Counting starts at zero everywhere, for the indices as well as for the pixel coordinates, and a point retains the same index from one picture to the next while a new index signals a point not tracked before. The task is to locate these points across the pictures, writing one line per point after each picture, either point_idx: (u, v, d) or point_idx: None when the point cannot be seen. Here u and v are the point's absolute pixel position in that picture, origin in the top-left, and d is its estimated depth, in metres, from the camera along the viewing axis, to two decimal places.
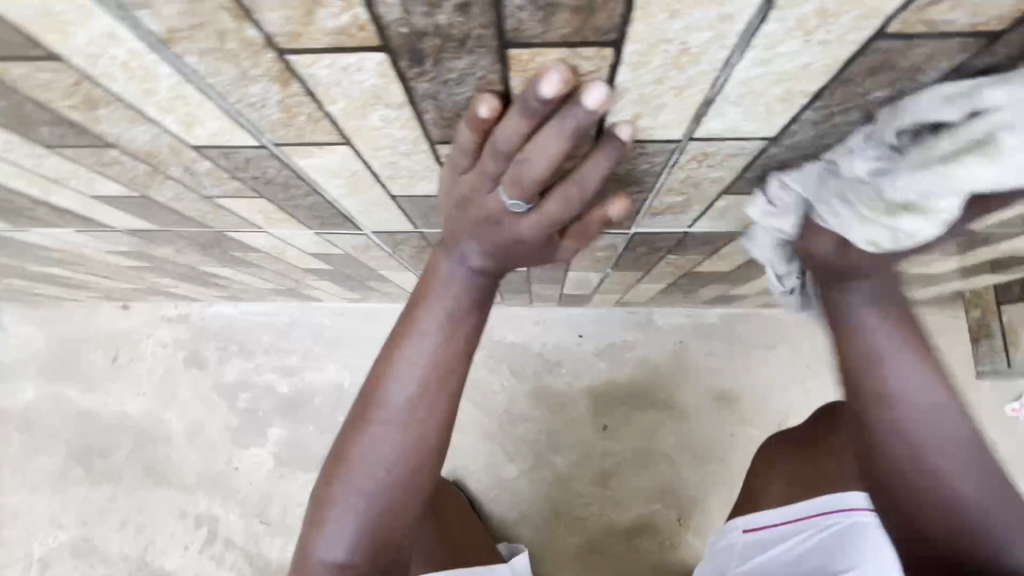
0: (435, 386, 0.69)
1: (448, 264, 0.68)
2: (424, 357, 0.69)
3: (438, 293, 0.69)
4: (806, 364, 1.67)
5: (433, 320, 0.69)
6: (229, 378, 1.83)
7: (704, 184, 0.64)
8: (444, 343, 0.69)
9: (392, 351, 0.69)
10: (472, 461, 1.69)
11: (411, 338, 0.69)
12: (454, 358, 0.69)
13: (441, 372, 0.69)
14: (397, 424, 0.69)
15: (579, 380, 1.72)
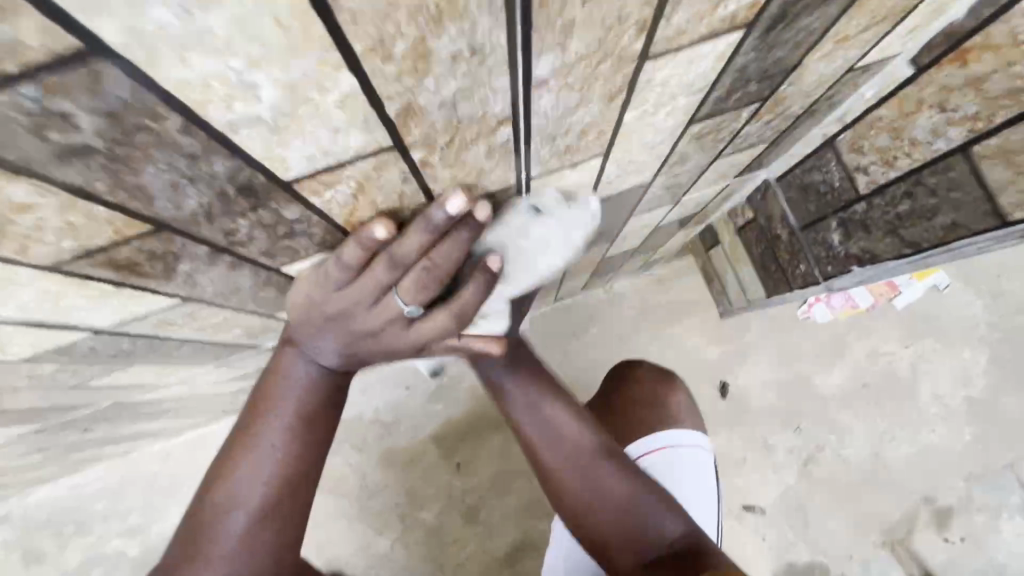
0: (283, 500, 0.64)
1: (302, 359, 0.63)
2: (259, 479, 0.63)
3: (307, 382, 0.64)
4: (618, 336, 1.71)
5: (266, 433, 0.63)
6: (74, 561, 1.71)
7: (226, 321, 0.63)
8: (280, 458, 0.64)
9: (223, 472, 0.63)
10: (343, 549, 1.65)
11: (248, 457, 0.63)
12: (300, 460, 0.65)
13: (286, 483, 0.64)
14: (236, 547, 0.62)
15: (421, 430, 1.70)
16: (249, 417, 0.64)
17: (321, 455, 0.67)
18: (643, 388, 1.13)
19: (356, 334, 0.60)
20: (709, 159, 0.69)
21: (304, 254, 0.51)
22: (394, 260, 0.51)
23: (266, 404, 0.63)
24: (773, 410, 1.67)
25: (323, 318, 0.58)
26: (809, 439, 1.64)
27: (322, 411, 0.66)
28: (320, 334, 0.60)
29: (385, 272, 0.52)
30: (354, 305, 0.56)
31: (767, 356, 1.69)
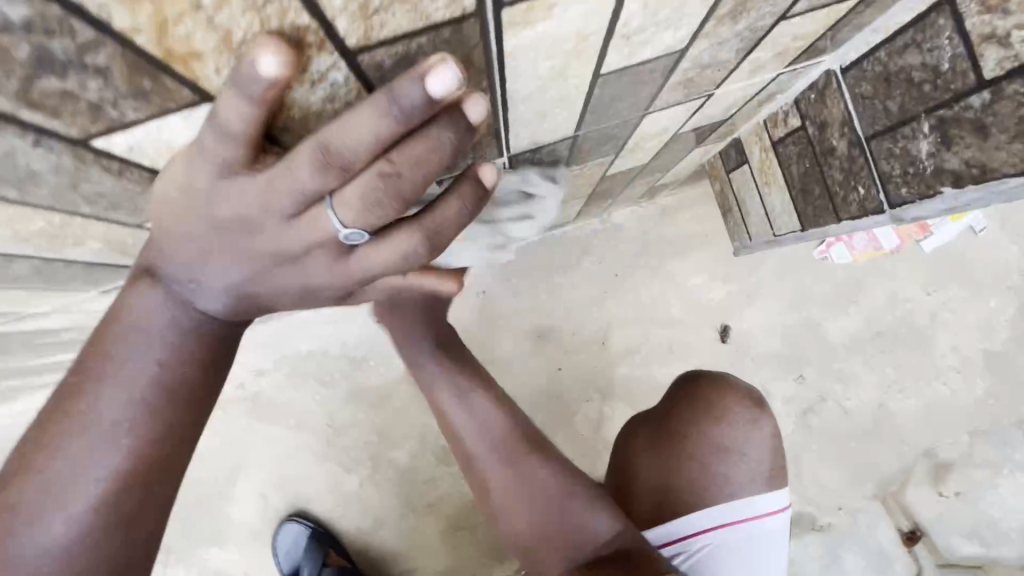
0: (121, 503, 0.47)
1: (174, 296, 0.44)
2: (84, 473, 0.44)
3: (177, 339, 0.46)
4: (613, 272, 1.54)
5: (93, 412, 0.44)
6: None
7: (65, 230, 0.44)
8: (113, 449, 0.45)
9: (35, 453, 0.45)
10: (309, 486, 1.56)
11: (67, 441, 0.44)
12: (156, 443, 0.47)
13: (125, 483, 0.46)
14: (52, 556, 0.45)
15: (392, 367, 1.55)
16: (80, 378, 0.44)
17: (191, 435, 0.50)
18: (731, 426, 0.89)
19: (287, 273, 0.43)
20: (773, 19, 0.47)
21: (119, 118, 0.31)
22: (334, 144, 0.32)
23: (108, 364, 0.44)
24: (776, 357, 1.53)
25: (220, 248, 0.39)
26: (811, 388, 1.53)
27: (191, 379, 0.47)
28: (211, 266, 0.41)
29: (316, 180, 0.34)
30: (271, 230, 0.38)
31: (775, 299, 1.53)
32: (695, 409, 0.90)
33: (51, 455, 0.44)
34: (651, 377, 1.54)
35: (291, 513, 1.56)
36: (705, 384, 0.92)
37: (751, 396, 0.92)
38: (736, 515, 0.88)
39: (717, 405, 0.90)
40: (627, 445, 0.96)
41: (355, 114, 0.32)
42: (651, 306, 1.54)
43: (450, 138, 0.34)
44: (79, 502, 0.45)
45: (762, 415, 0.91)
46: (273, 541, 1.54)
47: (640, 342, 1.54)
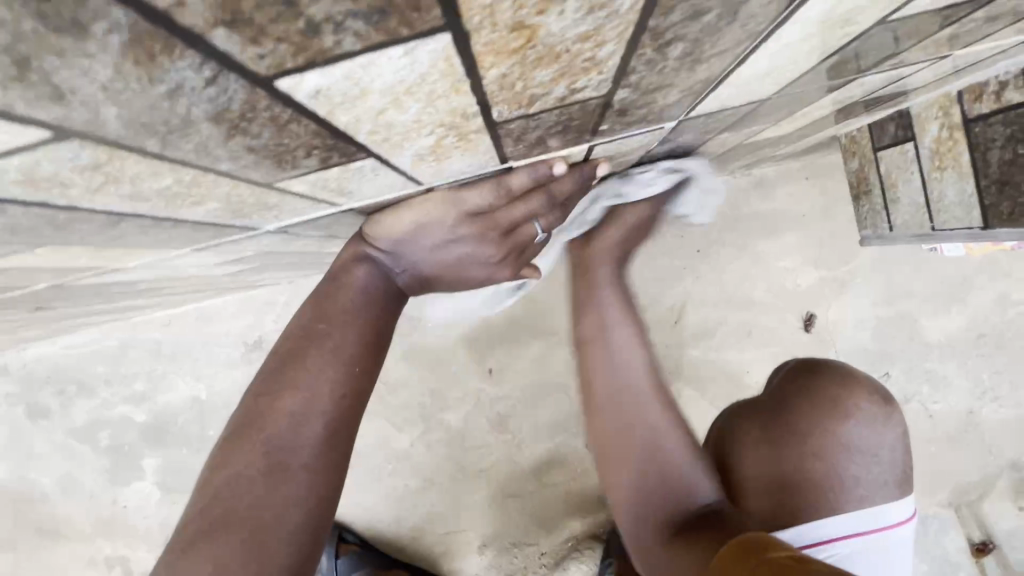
0: (348, 414, 0.58)
1: (371, 272, 0.60)
2: (326, 384, 0.57)
3: (354, 330, 0.60)
4: (695, 247, 1.42)
5: (340, 333, 0.59)
6: (80, 421, 1.61)
7: (193, 188, 0.35)
8: (346, 363, 0.58)
9: (288, 372, 0.56)
10: (360, 443, 1.53)
11: (317, 357, 0.57)
12: (329, 434, 0.56)
13: (352, 394, 0.58)
14: (294, 460, 0.53)
15: (451, 329, 1.48)
16: (280, 377, 0.56)
17: (350, 434, 0.58)
18: (869, 423, 0.82)
19: (451, 254, 0.60)
20: None
21: (332, 49, 0.21)
22: (554, 191, 0.58)
23: (305, 360, 0.57)
24: (862, 351, 1.42)
25: (410, 241, 0.59)
26: (898, 387, 1.42)
27: (360, 372, 0.59)
28: (404, 247, 0.59)
29: (490, 202, 0.55)
30: (452, 231, 0.57)
31: (871, 289, 1.40)
32: (819, 399, 0.84)
33: (250, 451, 0.52)
34: (724, 360, 1.45)
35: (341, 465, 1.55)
36: (835, 373, 0.87)
37: (879, 391, 0.86)
38: (864, 522, 0.81)
39: (842, 395, 0.84)
40: (743, 426, 0.92)
41: (566, 180, 0.58)
42: (733, 287, 1.42)
43: (586, 183, 0.62)
44: (265, 500, 0.50)
45: (893, 412, 0.84)
46: None
47: (716, 325, 1.44)
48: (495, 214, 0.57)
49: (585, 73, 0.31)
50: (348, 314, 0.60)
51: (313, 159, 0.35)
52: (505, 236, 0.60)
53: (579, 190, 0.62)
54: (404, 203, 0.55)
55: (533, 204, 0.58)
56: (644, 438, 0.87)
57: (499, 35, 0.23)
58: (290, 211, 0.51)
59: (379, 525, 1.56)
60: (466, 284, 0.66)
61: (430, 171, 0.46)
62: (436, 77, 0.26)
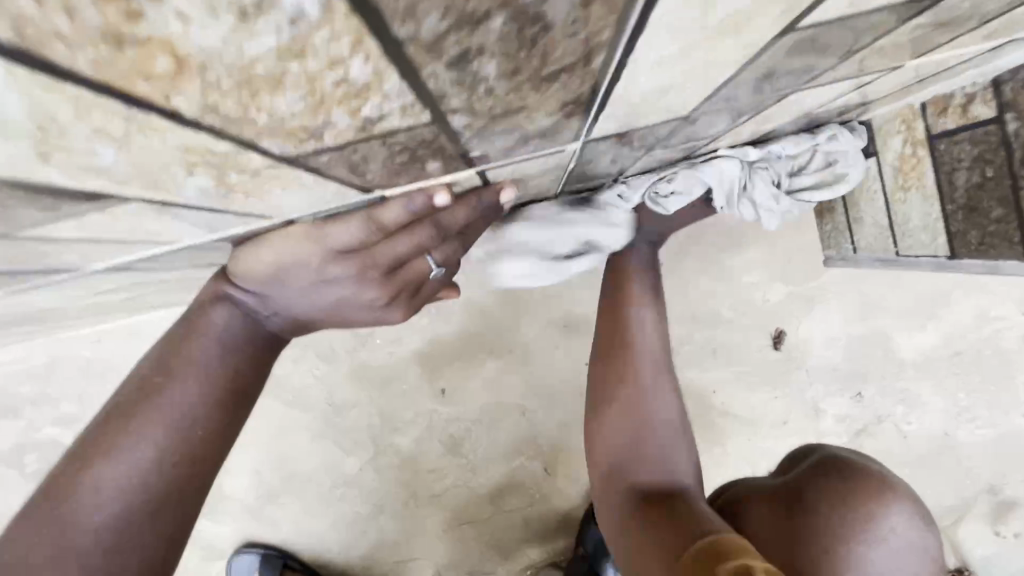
0: (181, 482, 0.53)
1: (227, 315, 0.54)
2: (150, 453, 0.51)
3: (200, 387, 0.54)
4: (659, 261, 1.34)
5: (174, 395, 0.53)
6: (5, 444, 1.50)
7: None
8: (179, 430, 0.53)
9: (107, 436, 0.51)
10: (304, 467, 1.43)
11: (142, 421, 0.51)
12: (150, 507, 0.51)
13: (187, 461, 0.53)
14: (100, 535, 0.49)
15: (401, 347, 1.39)
16: (99, 439, 0.51)
17: (182, 504, 0.53)
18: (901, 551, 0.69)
19: (326, 296, 0.51)
20: None
21: None
22: (442, 223, 0.49)
23: (129, 421, 0.51)
24: (834, 370, 1.35)
25: (274, 283, 0.50)
26: (870, 407, 1.35)
27: (198, 439, 0.54)
28: (268, 288, 0.51)
29: (362, 239, 0.46)
30: (320, 273, 0.48)
31: (844, 304, 1.32)
32: (837, 501, 0.71)
33: (47, 524, 0.48)
34: (689, 380, 1.36)
35: (285, 490, 1.45)
36: (866, 472, 0.74)
37: (920, 509, 0.72)
38: None
39: (862, 501, 0.70)
40: (753, 509, 0.81)
41: (459, 210, 0.49)
42: (699, 303, 1.35)
43: (490, 210, 0.53)
44: None
45: (930, 537, 0.71)
46: (269, 519, 1.46)
47: (681, 342, 1.36)
48: (371, 253, 0.48)
49: (358, 99, 0.23)
50: (196, 365, 0.54)
51: (33, 208, 0.26)
52: (389, 277, 0.51)
53: (479, 217, 0.53)
54: (262, 237, 0.46)
55: (419, 239, 0.49)
56: (658, 420, 0.86)
57: (143, 21, 0.16)
58: (105, 251, 0.42)
59: (327, 554, 1.47)
60: (354, 325, 0.58)
61: (257, 207, 0.37)
62: (86, 96, 0.18)
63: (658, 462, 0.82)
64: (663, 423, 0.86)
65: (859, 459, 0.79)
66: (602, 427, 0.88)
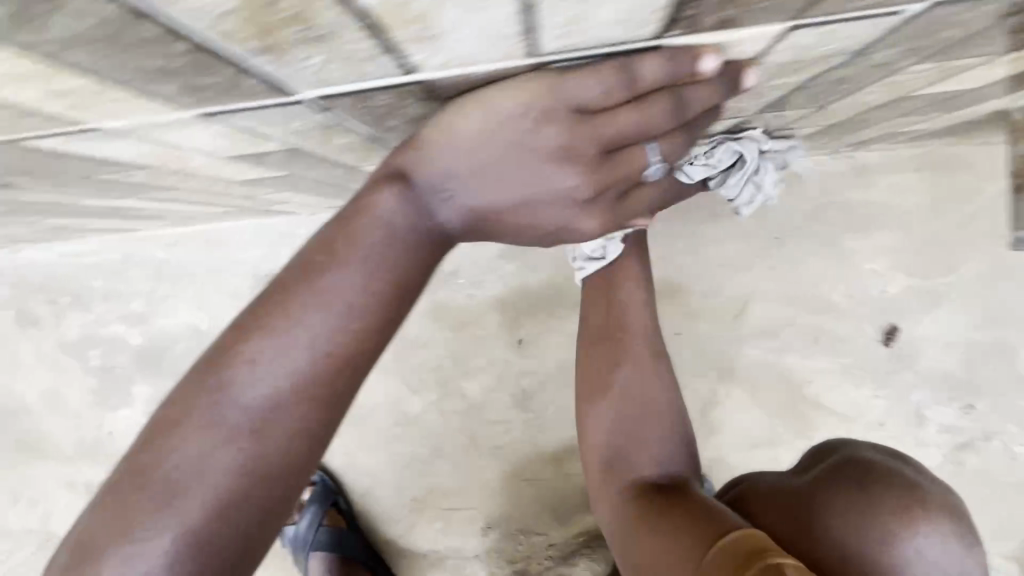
0: (328, 378, 0.50)
1: (401, 203, 0.49)
2: (305, 342, 0.49)
3: (363, 276, 0.50)
4: (773, 234, 1.24)
5: (336, 283, 0.49)
6: (71, 335, 1.49)
7: None
8: (334, 322, 0.49)
9: (268, 314, 0.49)
10: (366, 400, 1.39)
11: (299, 306, 0.49)
12: (297, 396, 0.49)
13: (336, 358, 0.50)
14: (250, 414, 0.48)
15: (483, 290, 1.33)
16: (261, 315, 0.49)
17: (327, 402, 0.51)
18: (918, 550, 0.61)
19: (522, 189, 0.49)
20: None
21: None
22: (679, 100, 0.42)
23: (289, 304, 0.49)
24: (947, 378, 1.24)
25: (473, 170, 0.47)
26: (980, 422, 1.24)
27: (352, 334, 0.50)
28: (457, 168, 0.47)
29: (592, 100, 0.41)
30: (528, 154, 0.46)
31: (970, 308, 1.21)
32: (853, 510, 0.63)
33: (207, 393, 0.48)
34: (785, 366, 1.27)
35: (344, 421, 1.41)
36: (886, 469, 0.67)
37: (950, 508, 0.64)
38: None
39: (885, 509, 0.62)
40: (767, 514, 0.75)
41: (701, 87, 0.42)
42: (810, 285, 1.24)
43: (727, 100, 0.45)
44: (216, 450, 0.48)
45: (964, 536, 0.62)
46: (324, 447, 1.42)
47: (783, 324, 1.26)
48: (597, 131, 0.44)
49: None
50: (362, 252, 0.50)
51: None
52: (594, 173, 0.48)
53: (713, 107, 0.46)
54: (475, 109, 0.43)
55: (649, 119, 0.43)
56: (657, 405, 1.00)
57: None
58: (349, 63, 0.35)
59: (378, 490, 1.43)
60: (532, 236, 0.55)
61: (567, 9, 0.30)
62: None
63: (652, 455, 0.95)
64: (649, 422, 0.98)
65: (894, 464, 0.68)
66: (593, 416, 1.02)
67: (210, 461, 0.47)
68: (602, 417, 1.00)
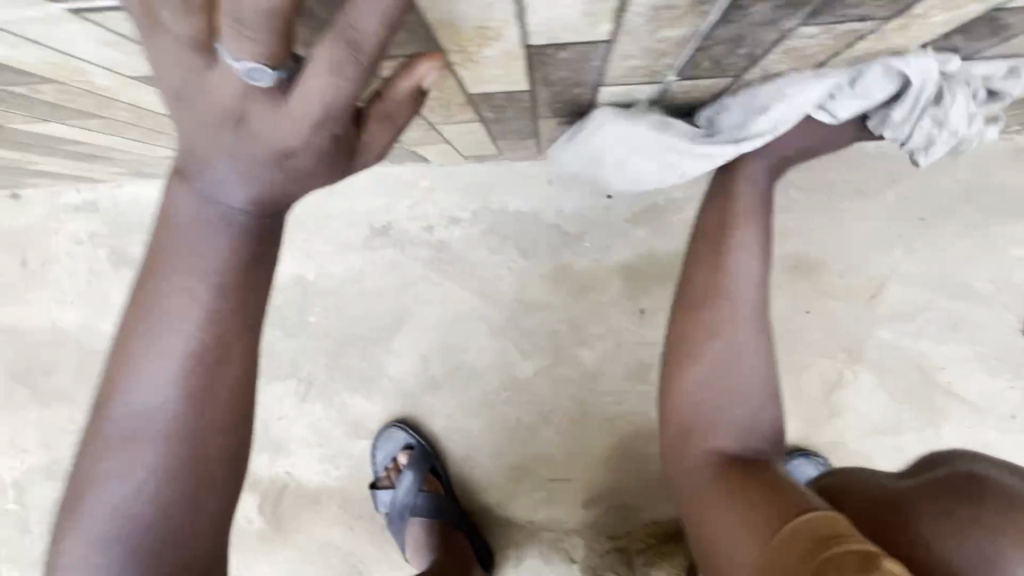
0: (193, 373, 0.52)
1: (198, 194, 0.51)
2: (172, 346, 0.52)
3: (185, 276, 0.52)
4: (919, 215, 1.21)
5: (168, 295, 0.52)
6: None
7: None
8: (180, 332, 0.52)
9: (137, 302, 0.53)
10: (476, 361, 1.35)
11: (154, 313, 0.52)
12: (171, 400, 0.52)
13: (193, 360, 0.52)
14: (146, 435, 0.52)
15: (610, 256, 1.29)
16: (138, 307, 0.53)
17: (206, 385, 0.53)
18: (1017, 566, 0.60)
19: (332, 58, 0.41)
20: None
21: None
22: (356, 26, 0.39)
23: (154, 294, 0.52)
24: None
25: (184, 92, 0.44)
26: None
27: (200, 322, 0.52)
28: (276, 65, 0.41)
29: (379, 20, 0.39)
30: (187, 64, 0.42)
31: None
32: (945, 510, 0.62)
33: (107, 375, 0.53)
34: (919, 351, 1.24)
35: (450, 383, 1.37)
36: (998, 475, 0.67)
37: None
38: None
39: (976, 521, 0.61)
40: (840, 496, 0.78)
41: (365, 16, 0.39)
42: (954, 270, 1.21)
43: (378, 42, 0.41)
44: (126, 456, 0.52)
45: None
46: (427, 409, 1.39)
47: (920, 308, 1.23)
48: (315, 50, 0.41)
49: None
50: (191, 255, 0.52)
51: None
52: (347, 34, 0.40)
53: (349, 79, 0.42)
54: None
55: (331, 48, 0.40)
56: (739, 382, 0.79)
57: None
58: None
59: (478, 456, 1.39)
60: (328, 174, 0.50)
61: None
62: None
63: (738, 424, 0.77)
64: (744, 383, 0.79)
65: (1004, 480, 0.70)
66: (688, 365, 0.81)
67: (139, 466, 0.51)
68: (735, 345, 0.80)
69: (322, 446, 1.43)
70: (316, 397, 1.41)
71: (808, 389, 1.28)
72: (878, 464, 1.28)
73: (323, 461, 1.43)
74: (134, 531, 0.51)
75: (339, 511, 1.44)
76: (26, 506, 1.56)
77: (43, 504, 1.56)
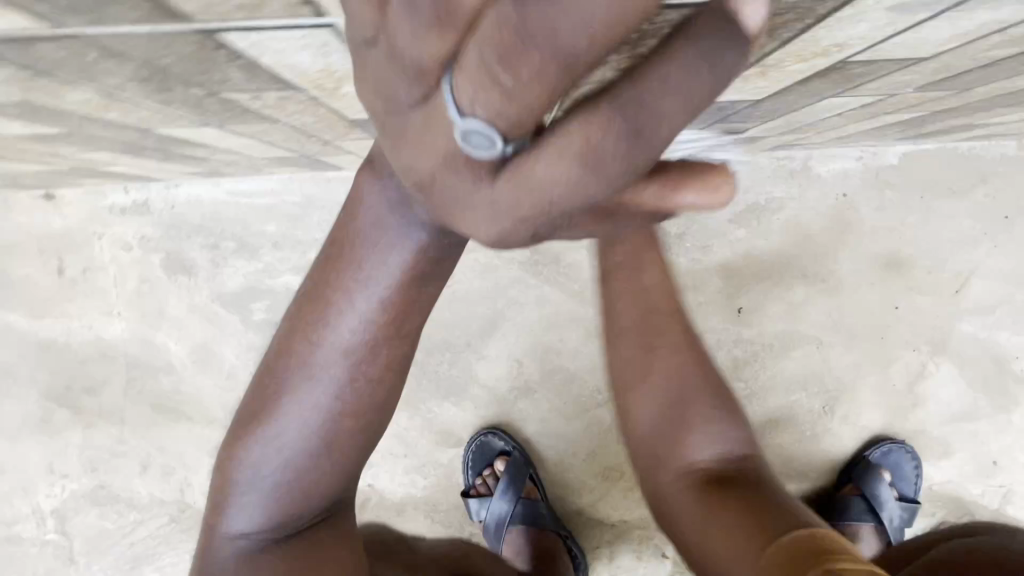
0: (359, 349, 0.63)
1: (382, 213, 0.59)
2: (347, 320, 0.62)
3: (362, 274, 0.61)
4: (1003, 213, 1.27)
5: (353, 282, 0.61)
6: (231, 286, 1.33)
7: None
8: (352, 317, 0.61)
9: (328, 279, 0.62)
10: (571, 364, 1.33)
11: (338, 292, 0.62)
12: (339, 361, 0.63)
13: (357, 340, 0.62)
14: (314, 377, 0.64)
15: (708, 256, 1.29)
16: (324, 280, 0.63)
17: (368, 362, 0.64)
18: None
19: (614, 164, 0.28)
20: None
21: None
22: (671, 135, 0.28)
23: (335, 276, 0.62)
24: None
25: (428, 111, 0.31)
26: None
27: (381, 308, 0.61)
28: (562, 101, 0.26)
29: None
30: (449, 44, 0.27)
31: None
32: None
33: (298, 328, 0.64)
34: (997, 342, 1.31)
35: (544, 387, 1.34)
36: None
37: None
38: None
39: None
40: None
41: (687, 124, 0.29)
42: None
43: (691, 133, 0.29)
44: (296, 385, 0.64)
45: None
46: (520, 414, 1.36)
47: (1000, 301, 1.30)
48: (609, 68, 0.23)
49: None
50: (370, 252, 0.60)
51: None
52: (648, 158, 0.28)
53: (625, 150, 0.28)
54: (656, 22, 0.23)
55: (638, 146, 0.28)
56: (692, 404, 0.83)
57: None
58: None
59: (571, 459, 1.38)
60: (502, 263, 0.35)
61: None
62: None
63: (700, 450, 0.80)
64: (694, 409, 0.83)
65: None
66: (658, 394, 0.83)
67: (303, 402, 0.64)
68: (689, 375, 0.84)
69: (408, 456, 1.37)
70: (402, 407, 1.35)
71: (894, 380, 1.33)
72: (955, 449, 1.35)
73: (408, 471, 1.38)
74: (274, 467, 0.66)
75: (426, 522, 1.39)
76: (70, 535, 1.43)
77: (89, 534, 1.43)
